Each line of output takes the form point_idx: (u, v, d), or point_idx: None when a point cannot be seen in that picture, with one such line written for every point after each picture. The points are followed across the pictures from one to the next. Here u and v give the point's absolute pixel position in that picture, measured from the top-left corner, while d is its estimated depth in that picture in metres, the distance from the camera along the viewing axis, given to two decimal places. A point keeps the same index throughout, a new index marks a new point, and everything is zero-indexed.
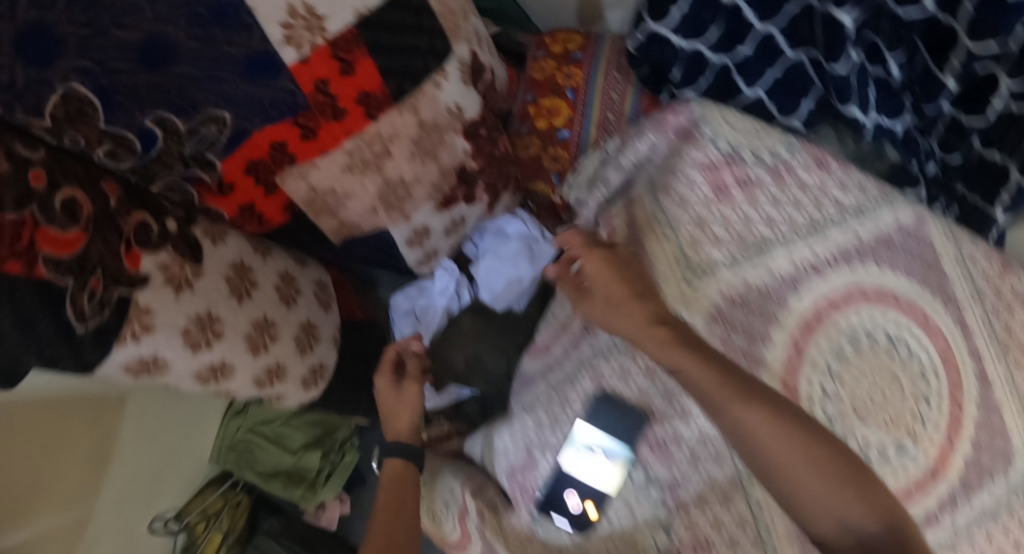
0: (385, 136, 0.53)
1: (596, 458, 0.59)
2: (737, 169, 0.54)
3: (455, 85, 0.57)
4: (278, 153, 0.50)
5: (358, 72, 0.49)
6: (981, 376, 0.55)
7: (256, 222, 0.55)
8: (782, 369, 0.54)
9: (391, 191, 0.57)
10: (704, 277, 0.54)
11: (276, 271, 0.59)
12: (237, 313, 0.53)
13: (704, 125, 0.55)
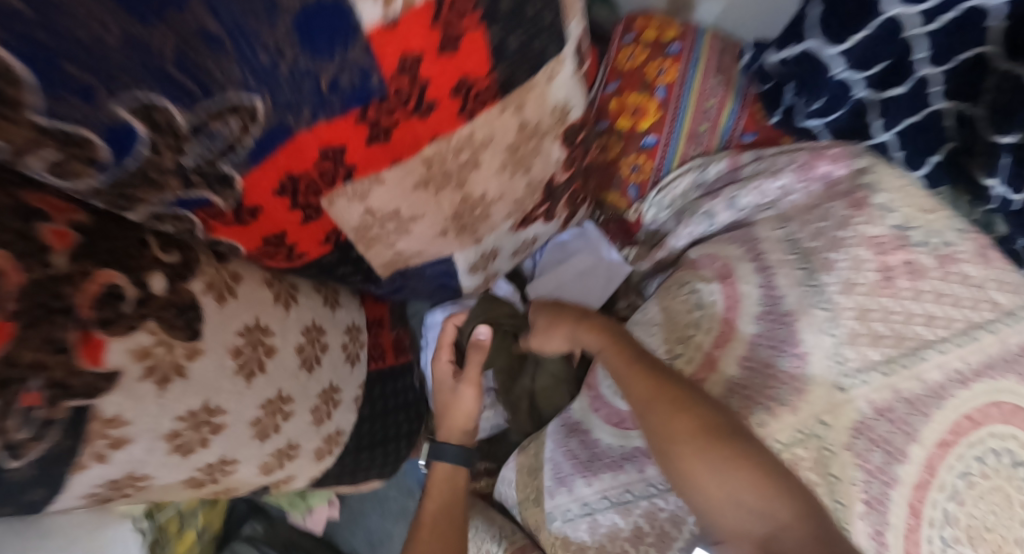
0: (478, 142, 0.37)
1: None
2: (906, 252, 0.43)
3: (569, 75, 0.39)
4: (329, 163, 0.33)
5: (463, 48, 0.31)
6: None
7: (283, 256, 0.38)
8: (912, 491, 0.42)
9: (470, 210, 0.41)
10: (857, 381, 0.43)
11: (301, 324, 0.42)
12: (245, 396, 0.36)
13: (876, 193, 0.44)
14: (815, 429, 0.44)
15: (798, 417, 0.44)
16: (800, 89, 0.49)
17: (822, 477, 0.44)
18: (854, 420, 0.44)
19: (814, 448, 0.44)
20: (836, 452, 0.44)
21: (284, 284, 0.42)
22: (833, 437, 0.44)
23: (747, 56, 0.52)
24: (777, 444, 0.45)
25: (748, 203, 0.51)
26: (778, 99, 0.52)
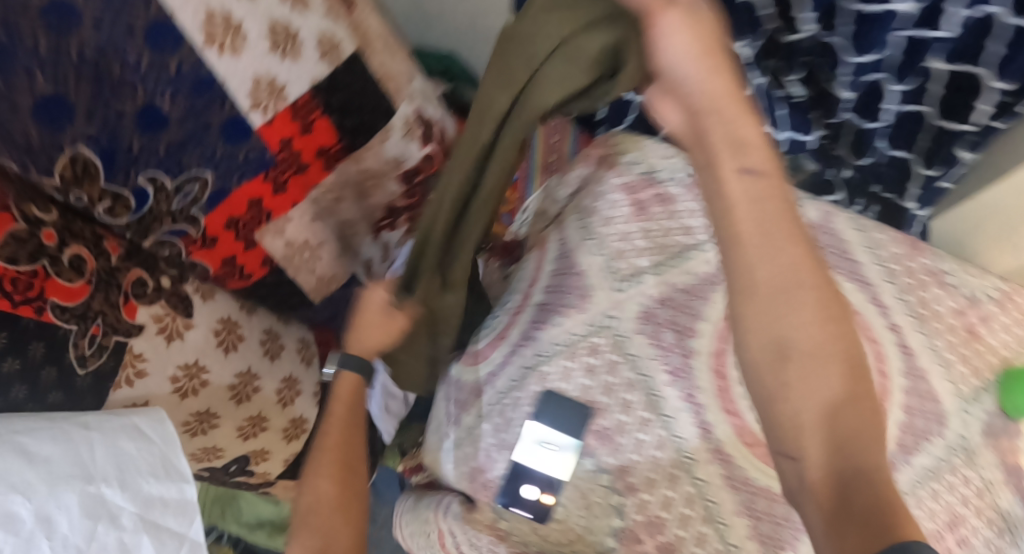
0: (337, 188, 0.65)
1: (553, 453, 0.55)
2: (655, 189, 0.61)
3: (397, 139, 0.65)
4: (255, 210, 0.61)
5: (316, 131, 0.60)
6: (905, 346, 0.56)
7: (239, 276, 0.64)
8: (711, 357, 0.57)
9: (345, 231, 0.71)
10: (631, 283, 0.58)
11: (261, 327, 0.68)
12: (223, 364, 0.63)
13: (628, 156, 0.63)
14: (606, 321, 0.58)
15: (587, 314, 0.58)
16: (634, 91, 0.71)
17: (621, 356, 0.57)
18: (638, 310, 0.58)
19: (608, 335, 0.57)
20: (629, 337, 0.57)
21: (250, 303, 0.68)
22: (626, 324, 0.57)
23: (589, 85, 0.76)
24: (575, 335, 0.58)
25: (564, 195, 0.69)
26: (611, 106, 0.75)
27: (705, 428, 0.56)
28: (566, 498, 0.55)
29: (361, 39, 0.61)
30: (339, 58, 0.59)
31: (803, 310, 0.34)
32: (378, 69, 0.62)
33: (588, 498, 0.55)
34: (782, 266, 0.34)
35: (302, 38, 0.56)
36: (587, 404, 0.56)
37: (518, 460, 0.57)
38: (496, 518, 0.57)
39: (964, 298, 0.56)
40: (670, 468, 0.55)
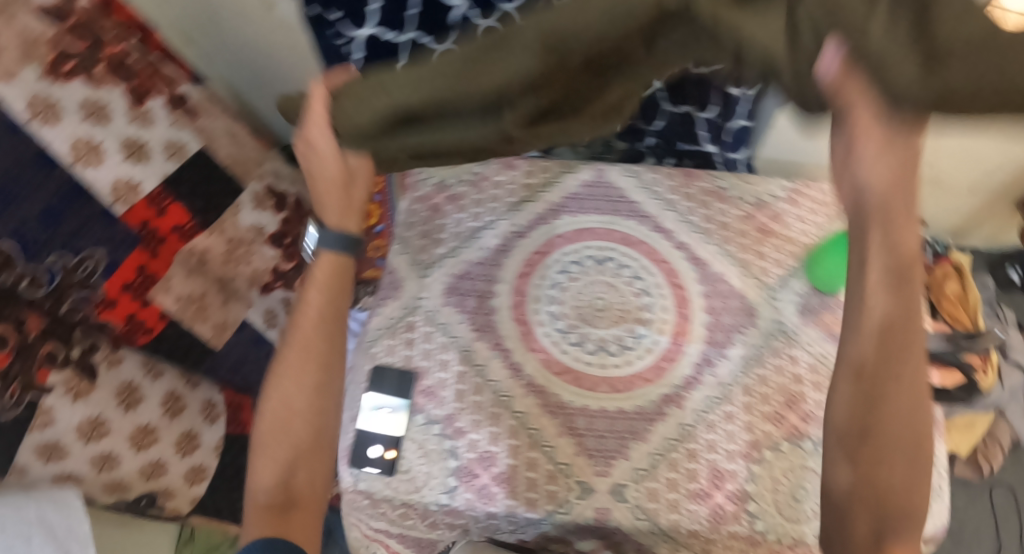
0: (201, 250, 0.90)
1: (385, 414, 0.66)
2: (447, 192, 0.74)
3: (249, 212, 0.97)
4: (142, 277, 0.83)
5: (171, 214, 0.86)
6: (694, 259, 0.70)
7: (143, 330, 0.84)
8: (512, 310, 0.68)
9: (225, 286, 0.94)
10: (434, 267, 0.71)
11: (164, 390, 0.89)
12: (122, 418, 0.82)
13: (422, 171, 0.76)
14: (418, 302, 0.70)
15: (401, 300, 0.70)
16: None
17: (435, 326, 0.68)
18: (443, 287, 0.70)
19: (422, 312, 0.69)
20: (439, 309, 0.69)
21: (155, 368, 0.89)
22: (434, 300, 0.70)
23: None
24: (394, 318, 0.70)
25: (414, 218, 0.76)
26: None
27: (515, 368, 0.66)
28: (407, 451, 0.65)
29: (207, 141, 0.93)
30: (180, 157, 0.88)
31: (875, 351, 0.52)
32: (226, 160, 0.96)
33: (424, 447, 0.64)
34: (867, 338, 0.52)
35: (150, 149, 0.84)
36: (411, 370, 0.67)
37: (361, 426, 0.66)
38: (354, 482, 0.65)
39: (752, 204, 0.74)
40: (491, 407, 0.65)
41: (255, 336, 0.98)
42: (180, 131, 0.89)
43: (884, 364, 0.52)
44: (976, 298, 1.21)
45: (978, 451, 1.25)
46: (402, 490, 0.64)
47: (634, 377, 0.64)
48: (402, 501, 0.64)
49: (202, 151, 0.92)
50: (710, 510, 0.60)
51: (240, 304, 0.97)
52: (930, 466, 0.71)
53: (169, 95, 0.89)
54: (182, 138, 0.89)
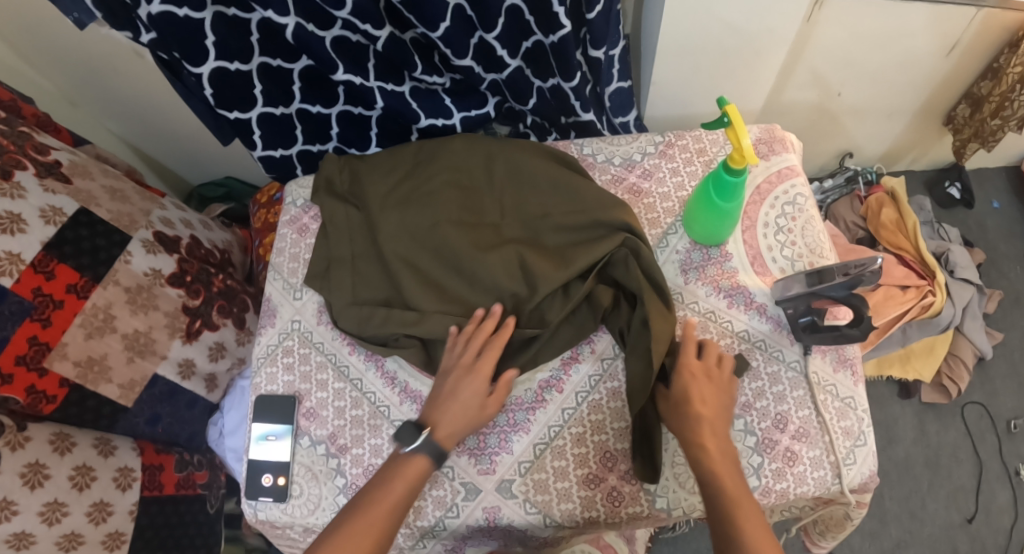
0: (103, 307, 0.86)
1: (272, 444, 0.67)
2: (313, 211, 0.78)
3: (142, 258, 0.94)
4: (35, 346, 0.79)
5: (59, 275, 0.82)
6: None
7: (46, 400, 0.81)
8: None
9: (133, 341, 0.90)
10: (305, 289, 0.73)
11: (73, 464, 0.82)
12: (31, 496, 0.75)
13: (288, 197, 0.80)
14: (293, 325, 0.72)
15: (277, 326, 0.72)
16: (318, 104, 0.90)
17: (310, 346, 0.70)
18: (315, 307, 0.72)
19: (297, 335, 0.71)
20: (313, 329, 0.71)
21: (64, 441, 0.83)
22: (308, 321, 0.71)
23: (278, 109, 0.89)
24: (272, 345, 0.71)
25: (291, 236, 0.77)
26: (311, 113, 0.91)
27: (390, 376, 0.67)
28: (298, 476, 0.66)
29: (84, 202, 0.89)
30: (63, 219, 0.85)
31: (692, 390, 0.55)
32: (106, 216, 0.91)
33: (312, 469, 0.65)
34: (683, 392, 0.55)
35: (26, 218, 0.80)
36: (293, 394, 0.69)
37: (253, 456, 0.67)
38: (254, 512, 0.66)
39: (622, 166, 0.73)
40: (371, 419, 0.65)
41: (171, 388, 0.95)
42: (57, 195, 0.86)
43: (686, 416, 0.54)
44: (914, 222, 1.17)
45: (942, 373, 1.21)
46: (298, 514, 0.65)
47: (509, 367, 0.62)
48: (301, 525, 0.65)
49: (83, 211, 0.88)
50: (603, 493, 0.57)
51: (152, 358, 0.92)
52: (850, 409, 0.63)
53: (38, 164, 0.87)
54: (61, 201, 0.86)
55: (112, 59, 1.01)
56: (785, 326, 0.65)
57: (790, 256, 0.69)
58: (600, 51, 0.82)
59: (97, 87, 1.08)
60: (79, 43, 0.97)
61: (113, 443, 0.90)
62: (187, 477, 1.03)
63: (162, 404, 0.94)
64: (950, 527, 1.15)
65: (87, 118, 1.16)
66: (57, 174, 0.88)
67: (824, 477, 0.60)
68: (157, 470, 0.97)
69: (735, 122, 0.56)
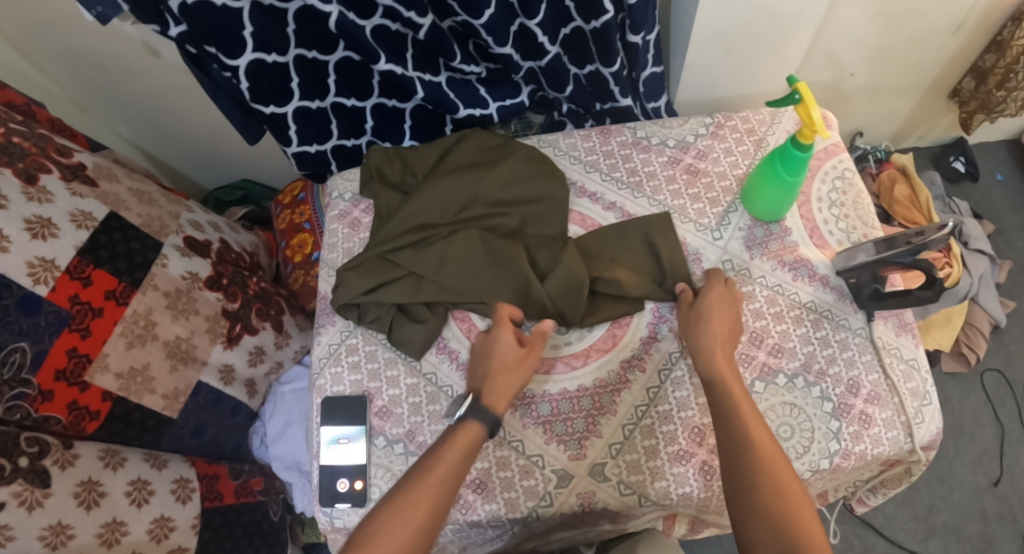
0: (143, 312, 0.86)
1: (345, 446, 0.66)
2: (363, 205, 0.77)
3: (178, 261, 0.94)
4: (76, 359, 0.77)
5: (96, 281, 0.81)
6: (626, 216, 0.69)
7: (88, 416, 0.78)
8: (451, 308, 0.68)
9: (174, 348, 0.89)
10: None
11: (127, 479, 0.80)
12: (88, 518, 0.72)
13: (334, 192, 0.79)
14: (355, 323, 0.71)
15: (338, 324, 0.72)
16: (352, 96, 0.89)
17: (376, 343, 0.70)
18: None
19: (360, 332, 0.70)
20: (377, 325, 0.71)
21: (113, 456, 0.80)
22: None
23: (315, 104, 0.87)
24: (334, 344, 0.71)
25: (342, 231, 0.76)
26: (346, 108, 0.90)
27: (465, 369, 0.66)
28: (377, 478, 0.65)
29: (113, 205, 0.88)
30: (93, 224, 0.83)
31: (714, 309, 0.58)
32: (138, 219, 0.90)
33: (391, 469, 0.64)
34: (702, 314, 0.58)
35: (56, 222, 0.78)
36: (362, 393, 0.68)
37: (325, 461, 0.66)
38: (330, 520, 0.65)
39: (676, 147, 0.73)
40: (450, 414, 0.64)
41: (215, 396, 0.94)
42: (85, 199, 0.84)
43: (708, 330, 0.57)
44: (927, 196, 1.22)
45: (960, 342, 1.24)
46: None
47: (588, 351, 0.63)
48: None
49: (113, 215, 0.87)
50: (696, 468, 0.57)
51: (193, 365, 0.92)
52: (915, 371, 0.64)
53: (62, 166, 0.84)
54: (89, 205, 0.84)
55: (131, 62, 0.98)
56: (847, 295, 0.67)
57: (844, 229, 0.70)
58: (638, 37, 0.83)
59: (114, 92, 1.06)
60: (97, 45, 0.94)
61: (163, 457, 0.88)
62: (243, 485, 0.99)
63: (206, 414, 0.94)
64: (978, 490, 1.19)
65: (101, 125, 1.13)
66: (84, 177, 0.86)
67: (898, 437, 0.62)
68: (213, 479, 0.94)
69: (808, 97, 0.57)
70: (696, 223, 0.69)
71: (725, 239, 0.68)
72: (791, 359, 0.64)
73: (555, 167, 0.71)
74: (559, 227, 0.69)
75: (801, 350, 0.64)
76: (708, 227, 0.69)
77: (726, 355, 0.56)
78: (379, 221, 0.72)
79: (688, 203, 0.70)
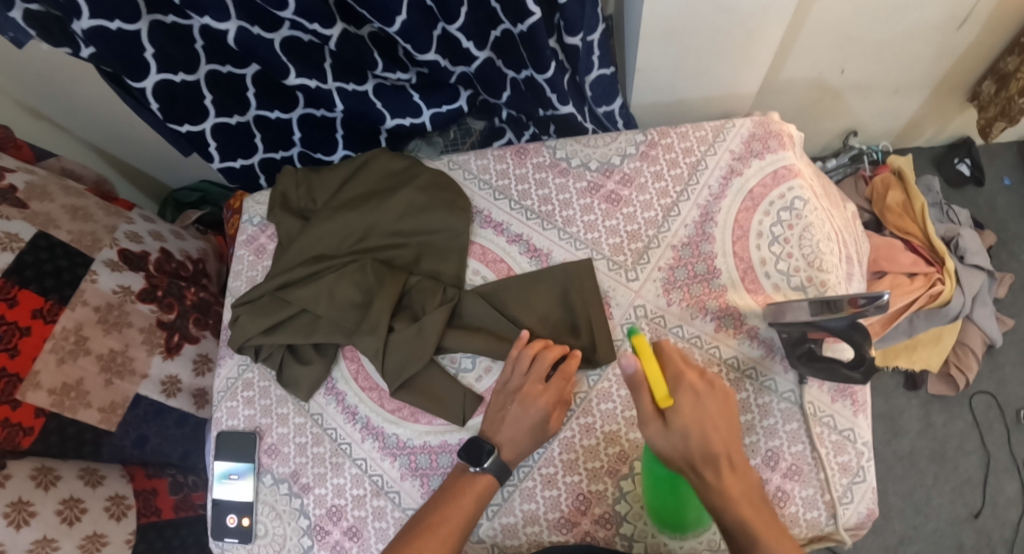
0: (72, 329, 0.77)
1: (234, 482, 0.64)
2: (269, 229, 0.72)
3: (108, 276, 0.82)
4: (6, 379, 0.70)
5: (23, 300, 0.74)
6: (532, 251, 0.65)
7: (22, 433, 0.71)
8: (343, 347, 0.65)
9: (110, 360, 0.79)
10: None
11: (59, 497, 0.72)
12: (17, 537, 0.66)
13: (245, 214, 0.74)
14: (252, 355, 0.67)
15: (235, 357, 0.68)
16: (276, 108, 0.83)
17: (270, 378, 0.66)
18: None
19: (256, 367, 0.67)
20: None
21: (47, 474, 0.72)
22: None
23: (234, 118, 0.82)
24: (231, 377, 0.67)
25: (248, 257, 0.72)
26: (271, 118, 0.84)
27: (350, 411, 0.63)
28: (262, 516, 0.62)
29: (41, 224, 0.79)
30: (20, 246, 0.76)
31: (689, 425, 0.48)
32: (66, 237, 0.81)
33: (275, 508, 0.62)
34: (680, 436, 0.48)
35: None
36: (253, 429, 0.65)
37: (216, 496, 0.63)
38: (221, 552, 0.63)
39: (599, 170, 0.67)
40: (333, 457, 0.62)
41: (157, 408, 0.83)
42: (13, 221, 0.76)
43: (697, 439, 0.48)
44: (922, 203, 1.09)
45: (950, 363, 1.15)
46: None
47: (466, 394, 0.60)
48: None
49: (42, 235, 0.79)
50: (576, 537, 0.56)
51: (131, 378, 0.81)
52: (849, 443, 0.58)
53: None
54: (16, 226, 0.76)
55: (71, 69, 0.95)
56: (777, 350, 0.60)
57: (786, 271, 0.62)
58: (577, 39, 0.72)
59: (60, 97, 1.01)
60: (30, 54, 0.91)
61: (100, 472, 0.79)
62: (182, 499, 0.89)
63: (148, 424, 0.82)
64: (956, 521, 1.12)
65: (53, 132, 1.09)
66: (11, 200, 0.78)
67: (818, 518, 0.56)
68: (151, 494, 0.86)
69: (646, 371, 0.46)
70: (610, 260, 0.64)
71: (639, 280, 0.63)
72: None
73: (457, 195, 0.65)
74: (457, 259, 0.64)
75: None
76: (623, 266, 0.63)
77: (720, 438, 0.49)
78: (279, 250, 0.67)
79: (603, 237, 0.65)
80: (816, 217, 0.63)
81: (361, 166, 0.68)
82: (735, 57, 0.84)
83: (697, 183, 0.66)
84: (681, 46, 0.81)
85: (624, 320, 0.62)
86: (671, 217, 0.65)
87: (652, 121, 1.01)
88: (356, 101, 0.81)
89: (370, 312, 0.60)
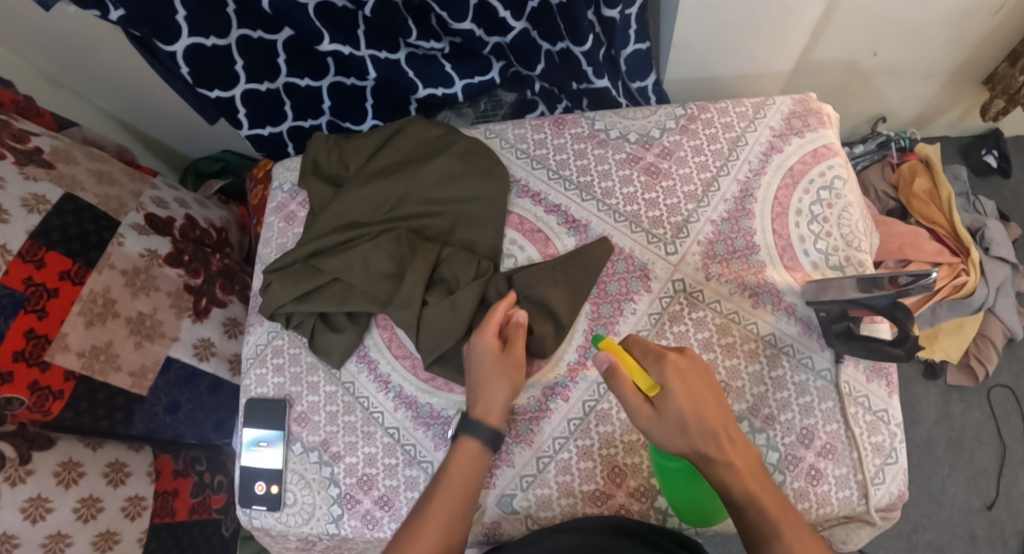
0: (101, 291, 0.74)
1: (263, 449, 0.63)
2: (300, 197, 0.72)
3: (135, 239, 0.81)
4: (34, 340, 0.67)
5: (50, 262, 0.70)
6: (570, 222, 0.64)
7: (51, 397, 0.69)
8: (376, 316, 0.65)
9: (139, 324, 0.78)
10: None
11: (79, 495, 0.69)
12: (31, 531, 0.64)
13: (275, 180, 0.73)
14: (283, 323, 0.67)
15: (266, 324, 0.67)
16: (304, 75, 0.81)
17: (301, 346, 0.66)
18: None
19: (286, 334, 0.66)
20: None
21: (72, 470, 0.69)
22: None
23: (264, 85, 0.81)
24: (261, 344, 0.67)
25: (278, 224, 0.71)
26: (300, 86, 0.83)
27: (382, 380, 0.63)
28: (291, 485, 0.62)
29: (68, 187, 0.76)
30: (47, 208, 0.72)
31: (682, 407, 0.49)
32: (94, 200, 0.78)
33: (305, 477, 0.62)
34: (673, 419, 0.49)
35: (6, 209, 0.68)
36: (283, 397, 0.65)
37: (245, 463, 0.63)
38: (248, 519, 0.62)
39: (638, 142, 0.66)
40: (364, 426, 0.62)
41: (189, 372, 0.83)
42: (39, 182, 0.73)
43: (695, 426, 0.49)
44: (949, 192, 1.07)
45: (970, 353, 1.14)
46: (292, 523, 0.61)
47: None
48: (294, 535, 0.62)
49: (69, 198, 0.75)
50: (610, 509, 0.56)
51: (162, 341, 0.80)
52: (883, 423, 0.57)
53: (15, 151, 0.73)
54: (43, 188, 0.73)
55: (93, 34, 0.92)
56: (815, 327, 0.59)
57: (825, 250, 0.61)
58: (614, 11, 0.70)
59: (82, 64, 0.99)
60: (53, 19, 0.88)
61: (126, 468, 0.76)
62: (202, 500, 0.88)
63: (180, 390, 0.82)
64: (969, 512, 1.12)
65: (75, 100, 1.07)
66: (37, 161, 0.75)
67: (851, 498, 0.56)
68: (171, 494, 0.83)
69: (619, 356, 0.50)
70: (649, 233, 0.63)
71: (678, 255, 0.62)
72: (736, 400, 0.58)
73: (494, 163, 0.65)
74: (494, 229, 0.63)
75: (751, 389, 0.58)
76: (661, 239, 0.63)
77: (723, 424, 0.50)
78: (310, 217, 0.66)
79: (643, 210, 0.64)
80: (854, 194, 0.62)
81: (395, 133, 0.68)
82: (778, 34, 0.82)
83: (737, 159, 0.65)
84: (720, 22, 0.78)
85: (662, 294, 0.61)
86: (710, 192, 0.64)
87: (682, 97, 0.99)
88: (388, 71, 0.79)
89: (402, 284, 0.59)
